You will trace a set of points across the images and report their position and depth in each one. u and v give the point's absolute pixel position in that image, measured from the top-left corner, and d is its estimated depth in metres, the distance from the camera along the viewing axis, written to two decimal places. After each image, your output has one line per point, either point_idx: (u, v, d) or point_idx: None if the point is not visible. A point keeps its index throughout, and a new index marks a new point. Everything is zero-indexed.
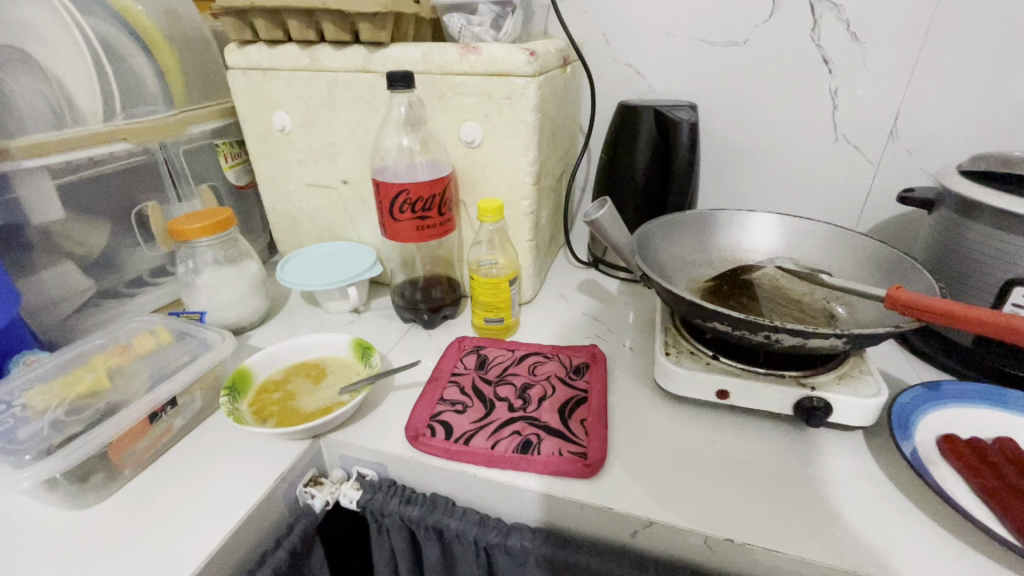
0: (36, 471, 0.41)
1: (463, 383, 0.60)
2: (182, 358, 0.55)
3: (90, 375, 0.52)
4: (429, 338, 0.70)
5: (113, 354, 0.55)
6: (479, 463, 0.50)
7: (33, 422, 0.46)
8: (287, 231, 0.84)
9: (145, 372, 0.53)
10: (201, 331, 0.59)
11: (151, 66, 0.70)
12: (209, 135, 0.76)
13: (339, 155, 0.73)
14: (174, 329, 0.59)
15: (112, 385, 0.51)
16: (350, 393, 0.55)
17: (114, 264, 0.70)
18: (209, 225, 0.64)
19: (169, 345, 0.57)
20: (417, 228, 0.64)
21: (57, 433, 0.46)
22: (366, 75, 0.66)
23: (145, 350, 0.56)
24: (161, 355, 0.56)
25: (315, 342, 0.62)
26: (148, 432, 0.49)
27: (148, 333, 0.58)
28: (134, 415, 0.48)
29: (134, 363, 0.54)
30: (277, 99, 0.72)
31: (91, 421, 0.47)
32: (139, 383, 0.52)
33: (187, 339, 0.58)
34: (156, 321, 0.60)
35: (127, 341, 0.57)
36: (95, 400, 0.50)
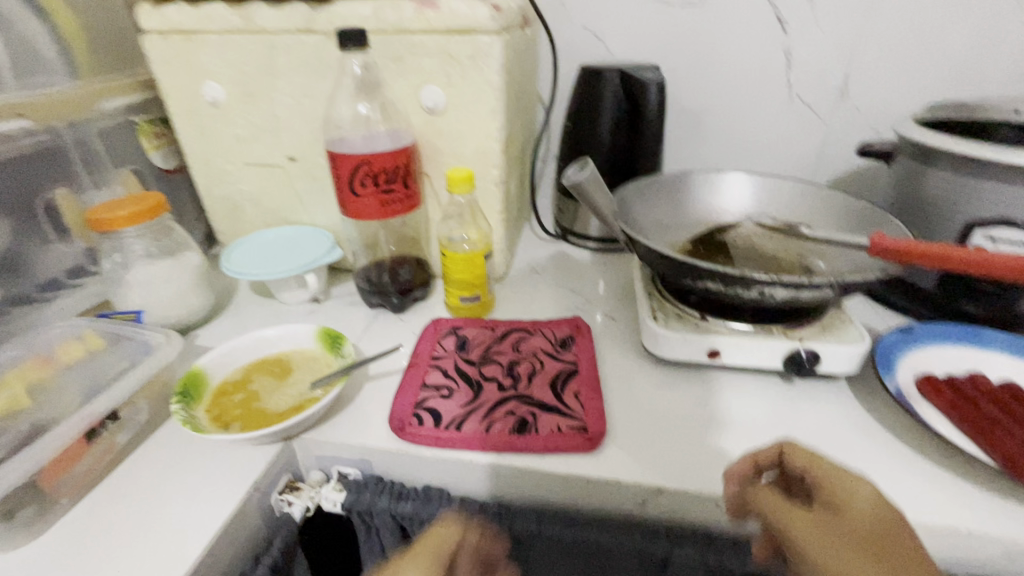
0: None
1: (445, 367, 0.56)
2: (119, 365, 0.47)
3: (5, 394, 0.44)
4: (401, 323, 0.65)
5: (32, 365, 0.46)
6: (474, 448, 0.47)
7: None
8: (228, 218, 0.75)
9: (74, 385, 0.46)
10: (138, 331, 0.51)
11: (45, 30, 0.59)
12: (125, 111, 0.67)
13: (283, 128, 0.66)
14: (105, 331, 0.51)
15: (34, 402, 0.44)
16: (322, 388, 0.50)
17: (17, 266, 0.57)
18: (136, 212, 0.56)
19: (101, 350, 0.49)
20: (381, 204, 0.59)
21: None
22: (310, 37, 0.59)
23: (73, 358, 0.48)
24: (92, 363, 0.48)
25: (275, 336, 0.56)
26: (87, 452, 0.42)
27: (74, 338, 0.50)
28: (67, 435, 0.40)
29: (61, 375, 0.47)
30: (206, 67, 0.64)
31: (12, 445, 0.40)
32: (69, 397, 0.44)
33: (123, 342, 0.50)
34: (83, 325, 0.52)
35: (48, 350, 0.49)
36: (14, 422, 0.42)
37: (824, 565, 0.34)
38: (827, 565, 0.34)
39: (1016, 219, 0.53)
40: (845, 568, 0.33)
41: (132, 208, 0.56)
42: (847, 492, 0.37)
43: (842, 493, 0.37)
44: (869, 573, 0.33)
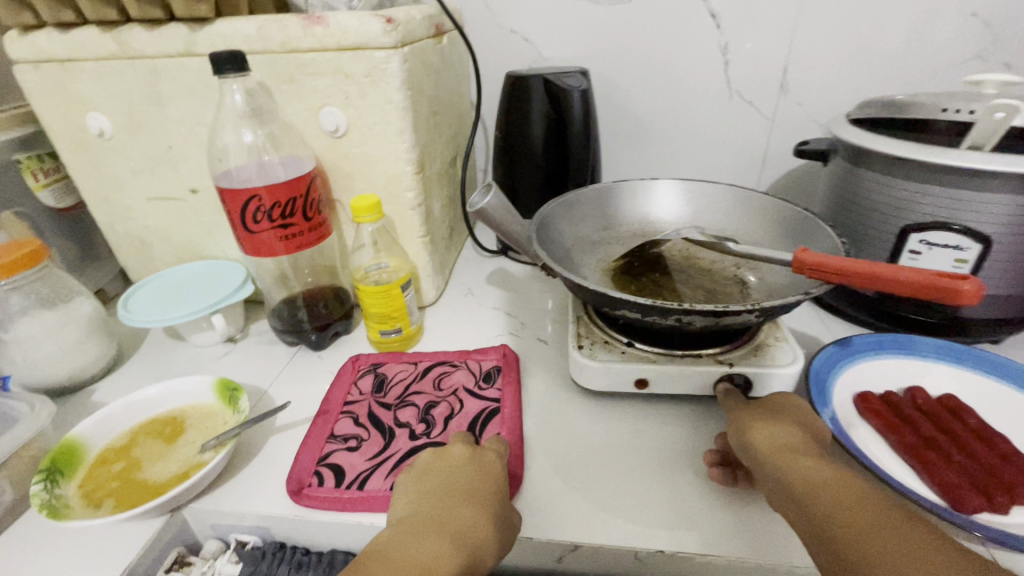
0: None
1: (357, 413, 0.52)
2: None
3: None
4: (319, 361, 0.61)
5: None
6: (376, 512, 0.43)
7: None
8: (135, 255, 0.70)
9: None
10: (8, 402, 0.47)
11: None
12: (3, 149, 0.61)
13: (179, 159, 0.61)
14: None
15: None
16: (213, 450, 0.46)
17: None
18: (19, 260, 0.51)
19: None
20: (281, 239, 0.54)
21: None
22: (193, 60, 0.54)
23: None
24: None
25: (167, 392, 0.51)
26: None
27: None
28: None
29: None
30: (86, 98, 0.58)
31: None
32: None
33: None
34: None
35: None
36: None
37: (799, 496, 0.35)
38: (804, 491, 0.35)
39: (950, 223, 0.50)
40: (818, 493, 0.34)
41: (14, 255, 0.51)
42: (786, 434, 0.40)
43: (778, 437, 0.40)
44: (850, 503, 0.33)
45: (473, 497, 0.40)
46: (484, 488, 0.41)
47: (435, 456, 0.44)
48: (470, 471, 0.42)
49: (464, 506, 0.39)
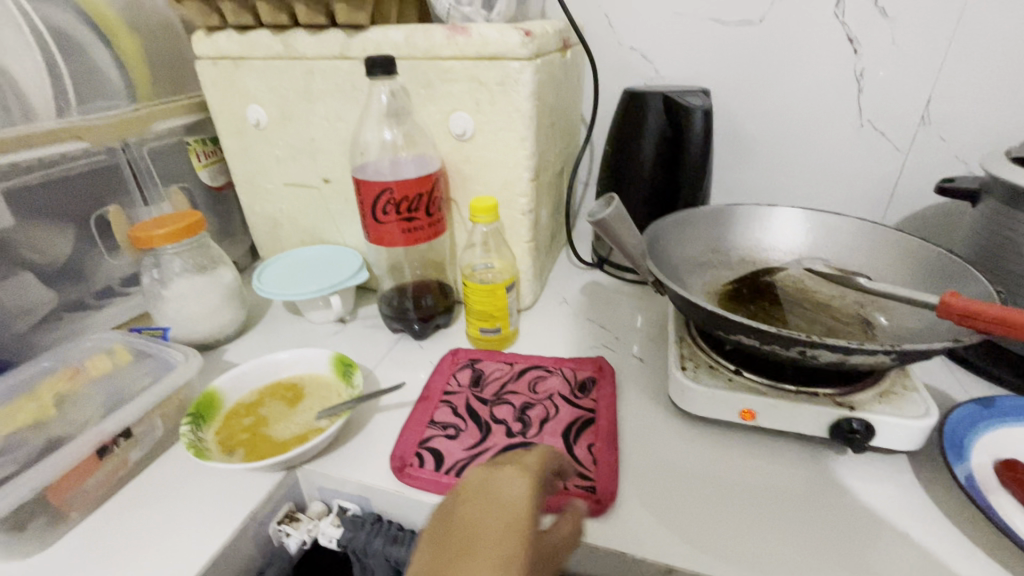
0: None
1: (456, 403, 0.54)
2: (141, 383, 0.49)
3: (33, 405, 0.45)
4: (420, 350, 0.64)
5: (60, 378, 0.48)
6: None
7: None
8: (267, 234, 0.77)
9: (93, 399, 0.47)
10: (164, 352, 0.52)
11: (112, 59, 0.64)
12: (179, 131, 0.70)
13: (318, 151, 0.67)
14: (133, 347, 0.53)
15: (58, 413, 0.45)
16: (328, 418, 0.50)
17: (77, 275, 0.64)
18: (180, 229, 0.58)
19: (126, 366, 0.51)
20: (404, 230, 0.57)
21: None
22: (344, 62, 0.60)
23: (100, 371, 0.49)
24: (120, 377, 0.50)
25: (293, 359, 0.56)
26: (100, 467, 0.44)
27: (104, 351, 0.52)
28: (80, 454, 0.42)
29: (82, 388, 0.48)
30: (250, 91, 0.66)
31: (31, 459, 0.41)
32: (90, 410, 0.46)
33: (147, 361, 0.51)
34: (115, 340, 0.54)
35: (80, 362, 0.51)
36: (40, 432, 0.43)
37: None
38: None
39: None
40: None
41: (176, 225, 0.58)
42: None
43: None
44: None
45: (528, 559, 0.32)
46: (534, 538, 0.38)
47: (490, 476, 0.36)
48: (517, 527, 0.32)
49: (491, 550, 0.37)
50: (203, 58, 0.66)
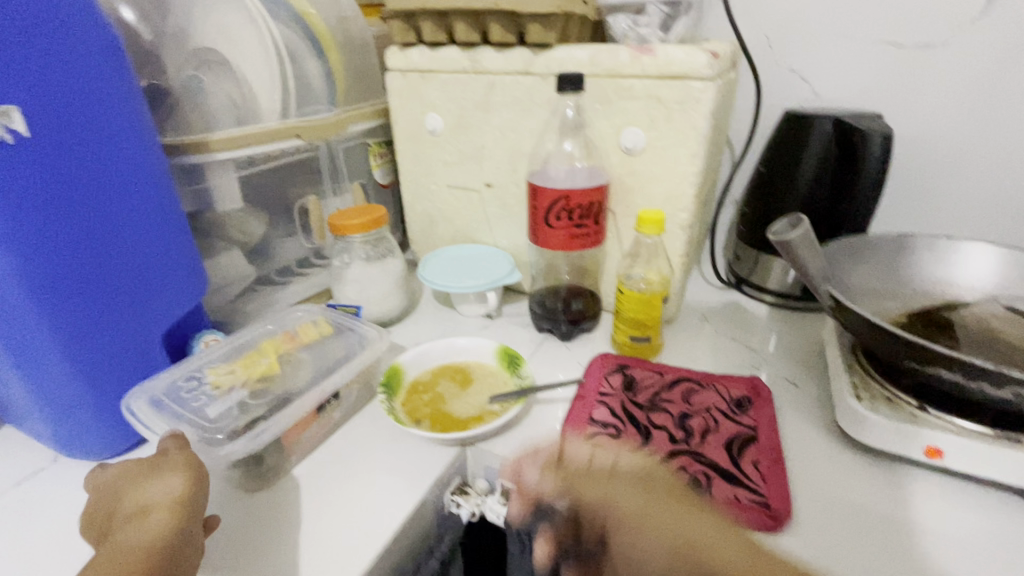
0: (229, 451, 0.44)
1: (613, 405, 0.56)
2: (343, 352, 0.56)
3: (263, 361, 0.53)
4: (567, 351, 0.67)
5: (279, 341, 0.56)
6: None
7: (222, 401, 0.49)
8: (422, 230, 0.84)
9: (308, 361, 0.54)
10: (357, 328, 0.59)
11: (320, 69, 0.72)
12: (362, 134, 0.78)
13: (486, 158, 0.72)
14: (331, 321, 0.61)
15: (281, 371, 0.53)
16: (499, 403, 0.54)
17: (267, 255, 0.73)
18: (368, 222, 0.66)
19: (330, 337, 0.58)
20: (569, 237, 0.61)
21: (243, 415, 0.48)
22: (526, 78, 0.64)
23: (309, 339, 0.57)
24: (325, 345, 0.57)
25: (461, 345, 0.61)
26: (316, 421, 0.51)
27: (309, 322, 0.60)
28: (308, 408, 0.49)
29: (297, 351, 0.56)
30: (431, 101, 0.73)
31: (269, 406, 0.49)
32: (307, 372, 0.53)
33: (345, 333, 0.59)
34: (315, 314, 0.62)
35: (293, 329, 0.59)
36: (273, 385, 0.51)
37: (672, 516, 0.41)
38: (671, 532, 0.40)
39: None
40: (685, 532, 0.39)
41: (365, 218, 0.66)
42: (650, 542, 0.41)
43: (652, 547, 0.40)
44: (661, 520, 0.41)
45: None
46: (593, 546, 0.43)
47: None
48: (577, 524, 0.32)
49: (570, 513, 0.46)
50: (393, 71, 0.74)
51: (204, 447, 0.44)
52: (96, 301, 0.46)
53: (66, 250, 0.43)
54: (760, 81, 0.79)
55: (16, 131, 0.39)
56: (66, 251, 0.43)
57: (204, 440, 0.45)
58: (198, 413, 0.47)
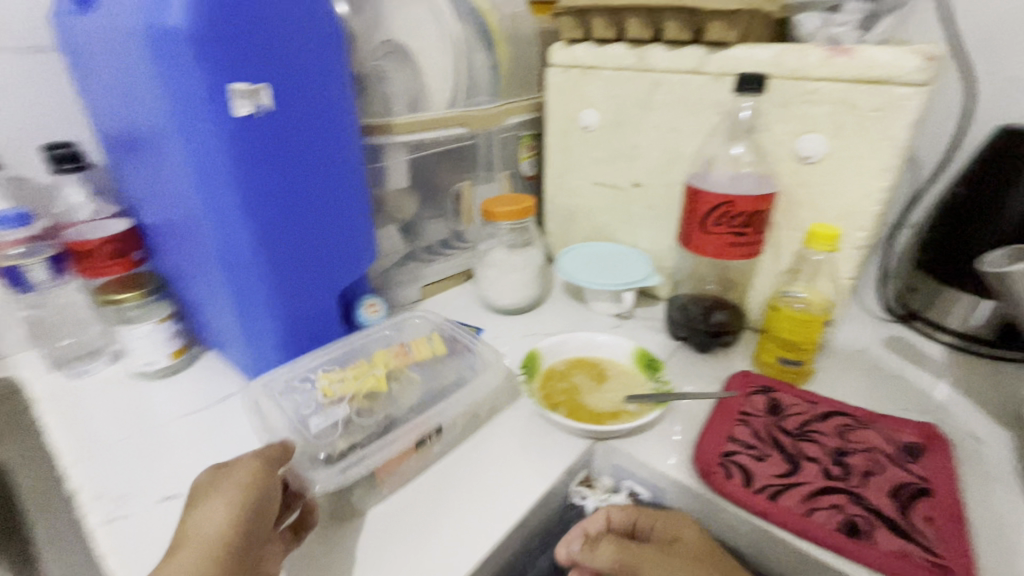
0: (325, 479, 0.42)
1: (756, 426, 0.53)
2: (455, 378, 0.54)
3: (372, 372, 0.54)
4: (704, 363, 0.64)
5: (391, 352, 0.57)
6: (787, 526, 0.43)
7: (327, 408, 0.49)
8: (559, 224, 0.85)
9: (417, 380, 0.54)
10: (470, 354, 0.57)
11: (486, 62, 0.76)
12: (516, 126, 0.81)
13: (638, 157, 0.71)
14: (447, 339, 0.60)
15: (387, 390, 0.52)
16: (636, 404, 0.53)
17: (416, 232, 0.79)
18: (515, 211, 0.67)
19: (442, 357, 0.57)
20: (726, 244, 0.58)
21: (347, 435, 0.47)
22: (695, 77, 0.62)
23: (421, 355, 0.57)
24: (436, 366, 0.56)
25: (599, 341, 0.61)
26: (411, 457, 0.47)
27: (424, 338, 0.59)
28: (407, 440, 0.46)
29: (408, 367, 0.55)
30: (589, 98, 0.73)
31: (371, 433, 0.48)
32: (414, 395, 0.52)
33: (459, 356, 0.57)
34: (430, 329, 0.62)
35: (405, 343, 0.59)
36: (375, 404, 0.51)
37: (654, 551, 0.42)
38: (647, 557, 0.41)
39: None
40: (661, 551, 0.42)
41: (513, 207, 0.68)
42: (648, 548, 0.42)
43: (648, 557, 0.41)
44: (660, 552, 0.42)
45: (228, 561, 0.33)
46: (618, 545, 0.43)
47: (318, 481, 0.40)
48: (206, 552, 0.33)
49: (630, 510, 0.46)
50: (555, 66, 0.75)
51: (300, 463, 0.44)
52: (296, 257, 0.53)
53: (281, 211, 0.50)
54: (968, 90, 0.69)
55: (263, 106, 0.45)
56: (282, 212, 0.50)
57: (301, 464, 0.44)
58: (302, 422, 0.48)
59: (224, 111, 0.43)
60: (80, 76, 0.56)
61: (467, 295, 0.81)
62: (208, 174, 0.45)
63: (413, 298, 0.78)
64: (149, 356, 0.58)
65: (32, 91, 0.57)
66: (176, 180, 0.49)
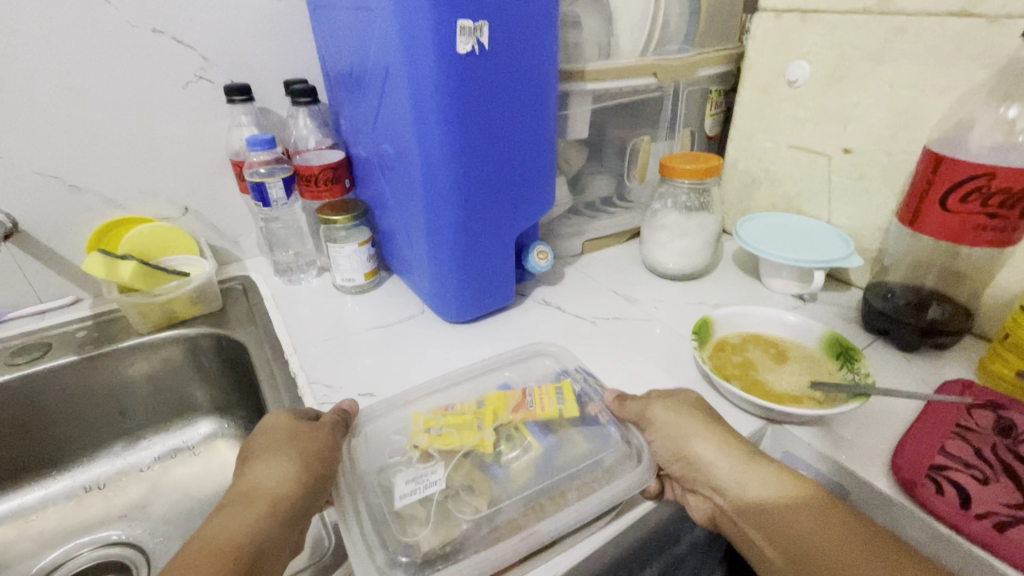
0: None
1: (979, 442, 0.45)
2: (583, 458, 0.42)
3: (481, 430, 0.44)
4: (906, 362, 0.56)
5: (509, 402, 0.47)
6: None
7: (425, 476, 0.40)
8: (737, 191, 0.78)
9: (536, 447, 0.43)
10: (609, 432, 0.44)
11: (684, 7, 0.71)
12: (706, 80, 0.75)
13: (855, 118, 0.62)
14: (577, 394, 0.48)
15: (497, 454, 0.42)
16: (825, 392, 0.48)
17: (580, 186, 0.78)
18: (699, 170, 0.63)
19: (567, 424, 0.45)
20: (971, 227, 0.48)
21: (425, 541, 0.36)
22: (961, 21, 0.51)
23: (544, 414, 0.45)
24: (560, 433, 0.44)
25: (784, 320, 0.56)
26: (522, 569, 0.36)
27: (552, 387, 0.48)
28: (514, 550, 0.35)
29: (525, 428, 0.44)
30: (803, 48, 0.64)
31: (472, 527, 0.37)
32: (530, 470, 0.41)
33: (592, 426, 0.45)
34: (558, 376, 0.51)
35: (528, 390, 0.48)
36: (474, 496, 0.39)
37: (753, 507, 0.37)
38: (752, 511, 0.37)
39: None
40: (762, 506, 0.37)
41: (697, 165, 0.64)
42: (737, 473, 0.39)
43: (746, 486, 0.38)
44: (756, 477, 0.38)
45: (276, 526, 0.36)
46: (678, 427, 0.41)
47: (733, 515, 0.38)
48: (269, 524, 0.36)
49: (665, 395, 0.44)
50: (765, 10, 0.67)
51: (392, 532, 0.37)
52: (487, 196, 0.55)
53: (481, 149, 0.52)
54: None
55: (481, 43, 0.47)
56: (481, 150, 0.52)
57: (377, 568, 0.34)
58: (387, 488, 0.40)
59: (448, 48, 0.45)
60: (318, 21, 0.63)
61: (628, 254, 0.79)
62: (425, 107, 0.48)
63: (574, 250, 0.78)
64: (350, 272, 0.67)
65: (282, 34, 0.66)
66: (393, 115, 0.54)
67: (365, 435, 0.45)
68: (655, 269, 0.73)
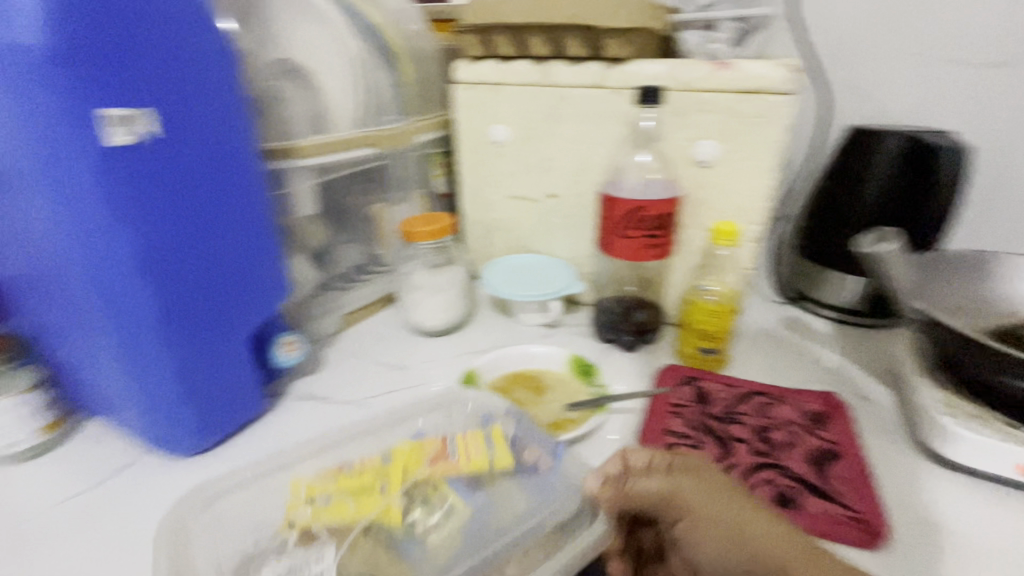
0: None
1: (687, 416, 0.55)
2: (524, 517, 0.41)
3: (383, 496, 0.43)
4: (632, 362, 0.67)
5: (426, 453, 0.46)
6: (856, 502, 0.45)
7: (307, 568, 0.37)
8: (477, 240, 0.85)
9: (462, 508, 0.42)
10: (552, 482, 0.44)
11: (390, 81, 0.74)
12: (426, 144, 0.80)
13: (550, 168, 0.73)
14: (508, 439, 0.48)
15: (402, 523, 0.41)
16: (578, 411, 0.54)
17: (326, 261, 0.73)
18: (435, 230, 0.66)
19: (503, 472, 0.45)
20: (642, 247, 0.61)
21: None
22: (598, 91, 0.65)
23: (471, 466, 0.45)
24: (490, 487, 0.44)
25: (535, 354, 0.62)
26: None
27: (480, 433, 0.48)
28: None
29: (446, 485, 0.44)
30: (497, 113, 0.74)
31: None
32: (447, 536, 0.40)
33: (530, 469, 0.45)
34: (495, 416, 0.51)
35: (454, 437, 0.48)
36: None
37: None
38: None
39: None
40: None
41: (432, 226, 0.66)
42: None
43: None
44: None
45: None
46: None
47: None
48: None
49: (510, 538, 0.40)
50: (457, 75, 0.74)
51: None
52: (196, 297, 0.47)
53: (176, 248, 0.44)
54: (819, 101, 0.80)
55: (146, 132, 0.40)
56: (176, 249, 0.44)
57: None
58: None
59: (96, 143, 0.37)
60: None
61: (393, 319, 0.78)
62: (78, 210, 0.39)
63: (333, 328, 0.73)
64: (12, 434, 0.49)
65: None
66: (40, 223, 0.42)
67: (216, 515, 0.42)
68: (420, 329, 0.73)
